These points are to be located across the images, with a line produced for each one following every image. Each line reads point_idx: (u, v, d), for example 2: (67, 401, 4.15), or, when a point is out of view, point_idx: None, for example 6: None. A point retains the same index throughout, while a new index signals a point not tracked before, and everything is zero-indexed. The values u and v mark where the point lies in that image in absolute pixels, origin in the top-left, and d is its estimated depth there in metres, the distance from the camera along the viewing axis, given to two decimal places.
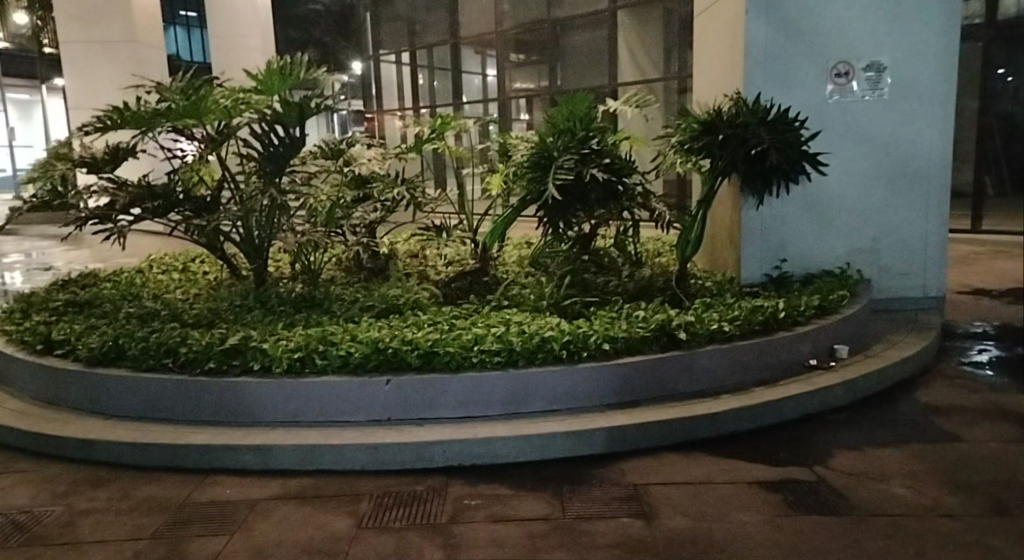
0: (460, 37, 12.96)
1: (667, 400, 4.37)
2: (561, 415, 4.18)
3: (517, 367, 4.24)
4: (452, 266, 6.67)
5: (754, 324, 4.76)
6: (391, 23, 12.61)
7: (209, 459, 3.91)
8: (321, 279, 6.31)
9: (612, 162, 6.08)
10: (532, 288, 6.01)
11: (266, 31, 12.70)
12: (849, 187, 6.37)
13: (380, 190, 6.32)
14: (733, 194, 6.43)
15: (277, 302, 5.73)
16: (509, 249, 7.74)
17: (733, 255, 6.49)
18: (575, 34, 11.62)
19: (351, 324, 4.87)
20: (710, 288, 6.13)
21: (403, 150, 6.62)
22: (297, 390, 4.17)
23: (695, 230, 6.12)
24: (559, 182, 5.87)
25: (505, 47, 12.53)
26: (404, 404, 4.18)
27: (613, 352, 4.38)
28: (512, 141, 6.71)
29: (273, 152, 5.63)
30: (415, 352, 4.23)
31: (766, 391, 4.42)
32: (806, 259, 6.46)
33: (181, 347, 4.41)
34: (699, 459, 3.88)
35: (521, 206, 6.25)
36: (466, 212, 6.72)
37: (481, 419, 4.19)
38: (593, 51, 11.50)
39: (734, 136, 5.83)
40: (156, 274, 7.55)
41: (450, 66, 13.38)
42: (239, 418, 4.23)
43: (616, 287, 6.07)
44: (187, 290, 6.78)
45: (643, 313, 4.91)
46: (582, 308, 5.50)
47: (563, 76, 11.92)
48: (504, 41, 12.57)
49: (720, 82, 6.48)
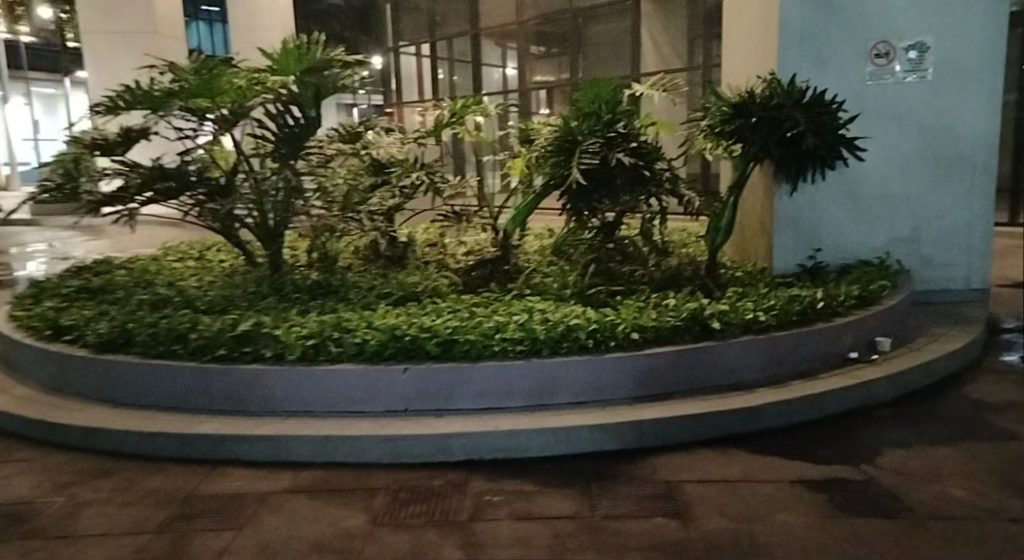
0: (480, 28, 12.32)
1: (700, 393, 4.12)
2: (587, 408, 3.96)
3: (541, 356, 4.02)
4: (473, 254, 6.46)
5: (792, 314, 4.50)
6: None
7: (217, 450, 3.73)
8: (337, 267, 6.13)
9: (640, 146, 5.84)
10: (555, 277, 5.79)
11: None
12: (889, 172, 6.08)
13: (398, 175, 6.13)
14: (766, 180, 6.16)
15: (292, 290, 5.55)
16: (531, 237, 7.52)
17: (764, 244, 6.24)
18: (597, 25, 11.36)
19: (367, 311, 4.68)
20: (741, 278, 5.87)
21: (422, 134, 6.41)
22: (310, 378, 3.97)
23: (726, 217, 5.86)
24: (584, 166, 5.66)
25: (526, 39, 12.15)
26: (421, 394, 3.97)
27: (642, 342, 4.15)
28: (536, 126, 6.48)
29: (288, 133, 5.52)
30: (434, 339, 4.01)
31: (804, 385, 4.17)
32: (842, 248, 6.18)
33: (191, 333, 4.22)
34: (736, 456, 3.64)
35: (545, 191, 6.04)
36: (487, 199, 6.51)
37: (502, 410, 3.97)
38: (617, 40, 11.22)
39: (768, 118, 5.56)
40: (170, 262, 7.40)
41: (471, 58, 12.82)
42: (250, 407, 4.04)
43: (643, 277, 5.82)
44: (201, 278, 6.63)
45: (674, 302, 4.67)
46: (607, 297, 5.29)
47: (585, 68, 11.51)
48: (525, 32, 12.09)
49: (753, 65, 6.21)
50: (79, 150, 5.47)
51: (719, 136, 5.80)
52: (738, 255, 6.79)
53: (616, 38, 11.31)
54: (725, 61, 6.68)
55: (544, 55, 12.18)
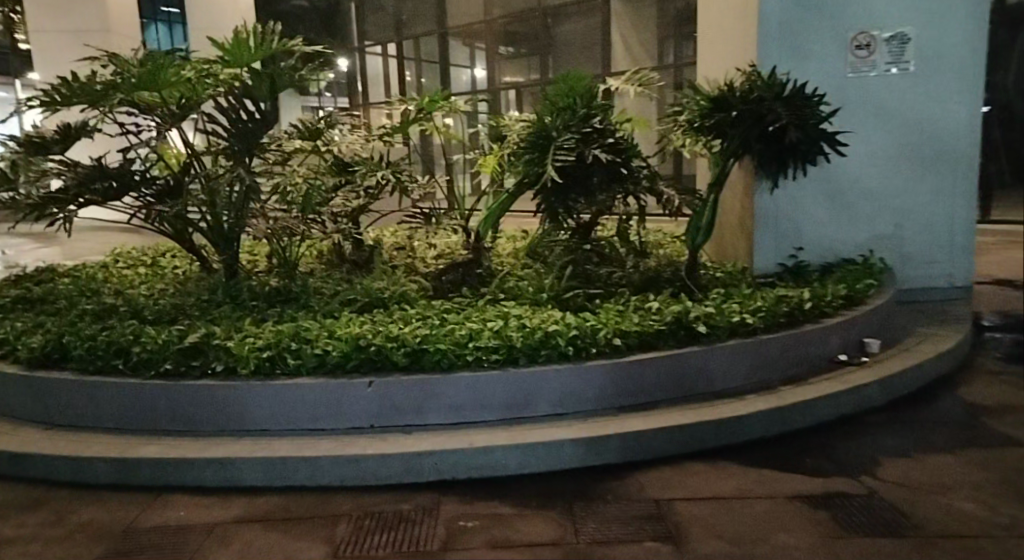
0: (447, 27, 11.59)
1: (686, 401, 3.87)
2: (567, 420, 3.68)
3: (517, 366, 3.74)
4: (443, 258, 6.18)
5: (780, 316, 4.26)
6: None
7: (162, 475, 3.39)
8: (298, 272, 5.79)
9: (616, 142, 5.59)
10: (529, 280, 5.53)
11: None
12: (871, 168, 5.90)
13: (362, 174, 5.82)
14: (745, 177, 5.95)
15: (249, 297, 5.21)
16: (502, 239, 7.24)
17: (744, 243, 6.02)
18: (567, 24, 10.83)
19: (329, 319, 4.37)
20: (723, 278, 5.66)
21: (386, 132, 6.10)
22: (266, 395, 3.65)
23: (706, 216, 5.64)
24: (559, 164, 5.41)
25: (492, 39, 11.45)
26: (388, 410, 3.66)
27: (625, 349, 3.89)
28: (507, 123, 6.21)
29: (240, 128, 5.10)
30: (401, 350, 3.73)
31: (796, 390, 3.93)
32: (824, 247, 5.99)
33: (134, 347, 3.88)
34: (728, 469, 3.39)
35: (518, 190, 5.80)
36: (456, 199, 6.21)
37: (476, 425, 3.68)
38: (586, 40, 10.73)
39: (748, 112, 5.35)
40: (121, 271, 7.00)
41: (437, 58, 12.14)
42: (201, 427, 3.71)
43: (621, 279, 5.58)
44: (153, 286, 6.25)
45: (656, 305, 4.42)
46: (585, 301, 5.09)
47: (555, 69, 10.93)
48: (493, 32, 11.46)
49: (728, 59, 6.00)
50: (13, 150, 5.10)
51: (697, 131, 5.59)
52: (716, 254, 6.58)
53: (586, 37, 10.75)
54: (700, 54, 6.46)
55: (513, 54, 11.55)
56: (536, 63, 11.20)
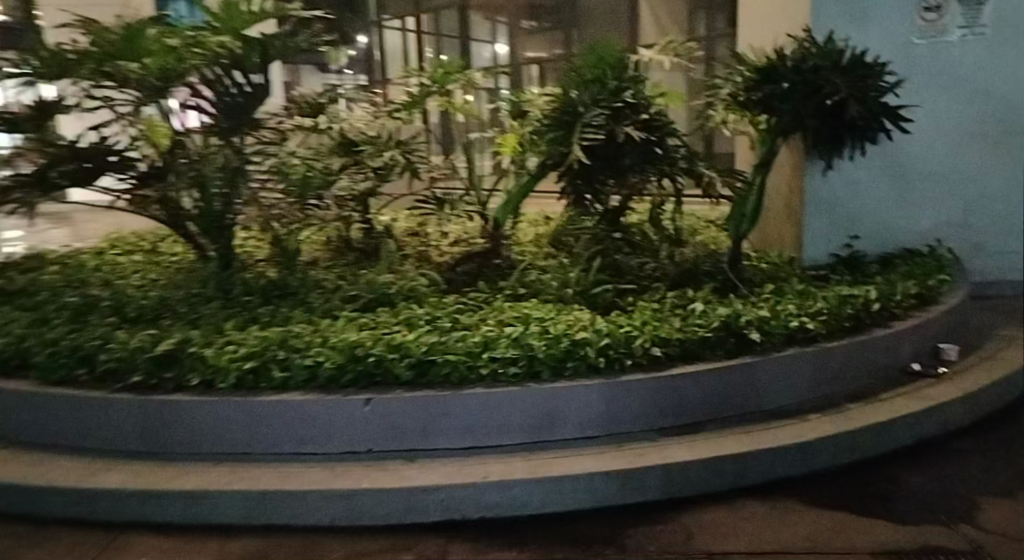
0: None
1: (738, 422, 3.30)
2: (598, 445, 3.14)
3: (539, 381, 3.20)
4: (460, 245, 5.69)
5: (844, 320, 3.66)
6: None
7: (123, 511, 2.90)
8: (299, 263, 5.27)
9: (650, 118, 5.03)
10: (553, 273, 5.03)
11: None
12: (937, 146, 5.28)
13: (370, 154, 5.32)
14: (794, 156, 5.33)
15: (243, 293, 4.71)
16: (524, 225, 6.73)
17: (792, 231, 5.42)
18: None
19: (324, 321, 3.84)
20: (769, 271, 5.08)
21: (396, 108, 5.55)
22: (248, 414, 3.13)
23: (752, 201, 5.03)
24: (586, 142, 4.90)
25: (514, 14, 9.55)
26: (389, 432, 3.14)
27: (665, 360, 3.33)
28: (530, 97, 5.65)
29: (229, 103, 4.63)
30: (405, 361, 3.20)
31: (866, 408, 3.35)
32: (882, 235, 5.37)
33: (100, 354, 3.37)
34: (792, 511, 2.84)
35: (541, 172, 5.24)
36: (474, 182, 5.65)
37: (492, 451, 3.15)
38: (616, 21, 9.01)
39: (802, 83, 4.73)
40: (116, 258, 6.52)
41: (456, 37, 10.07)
42: (173, 449, 3.20)
43: (656, 273, 5.07)
44: (144, 276, 5.77)
45: (700, 307, 3.84)
46: (615, 298, 4.63)
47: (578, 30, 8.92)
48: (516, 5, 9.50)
49: (775, 25, 5.37)
50: None
51: (743, 106, 4.97)
52: (759, 244, 5.97)
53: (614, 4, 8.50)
54: (740, 22, 5.87)
55: (538, 30, 9.40)
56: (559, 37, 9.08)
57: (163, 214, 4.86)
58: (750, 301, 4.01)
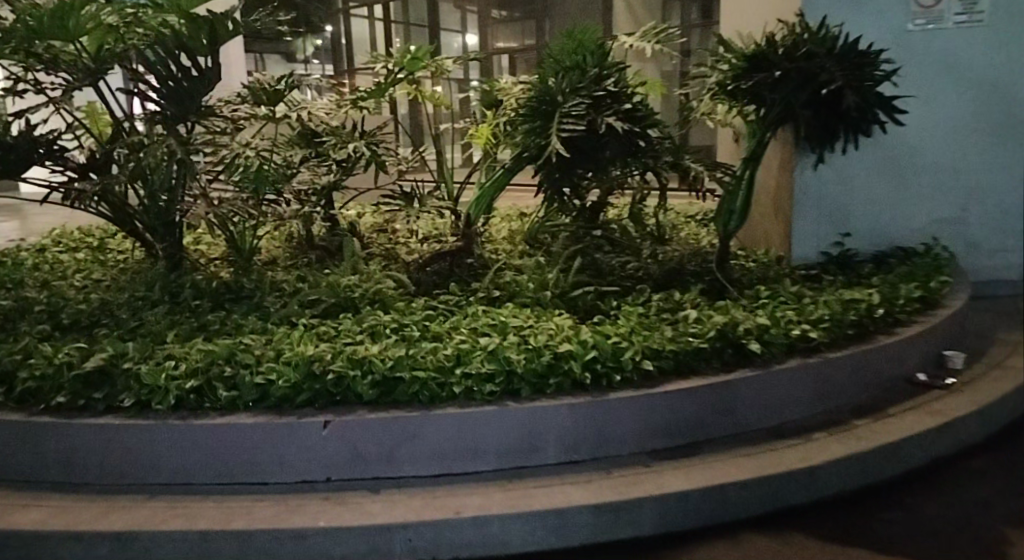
0: None
1: (737, 442, 3.00)
2: (584, 472, 2.81)
3: (518, 399, 2.87)
4: (429, 244, 5.36)
5: (849, 327, 3.36)
6: None
7: (42, 555, 2.52)
8: (256, 264, 4.88)
9: (633, 108, 4.70)
10: (528, 273, 4.72)
11: None
12: (933, 139, 5.04)
13: (332, 146, 5.03)
14: (783, 149, 5.05)
15: (192, 297, 4.31)
16: (497, 222, 6.42)
17: (780, 228, 5.16)
18: None
19: (280, 331, 3.48)
20: (758, 272, 4.80)
21: (360, 96, 5.17)
22: (188, 440, 2.76)
23: (741, 197, 4.74)
24: (565, 135, 4.55)
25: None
26: (349, 458, 2.78)
27: (657, 375, 3.02)
28: (503, 86, 5.33)
29: (173, 88, 4.09)
30: (367, 378, 2.85)
31: (875, 425, 3.07)
32: (876, 232, 5.12)
33: (21, 372, 2.97)
34: (802, 546, 2.55)
35: (516, 166, 4.90)
36: (444, 176, 5.29)
37: (466, 478, 2.81)
38: None
39: (795, 71, 4.45)
40: (59, 256, 6.07)
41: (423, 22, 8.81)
42: (103, 479, 2.82)
43: (639, 274, 4.77)
44: (87, 276, 5.33)
45: (691, 314, 3.53)
46: (597, 300, 4.33)
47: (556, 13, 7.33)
48: None
49: (762, 10, 5.09)
50: None
51: (732, 95, 4.67)
52: (746, 241, 5.70)
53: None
54: (724, 7, 5.58)
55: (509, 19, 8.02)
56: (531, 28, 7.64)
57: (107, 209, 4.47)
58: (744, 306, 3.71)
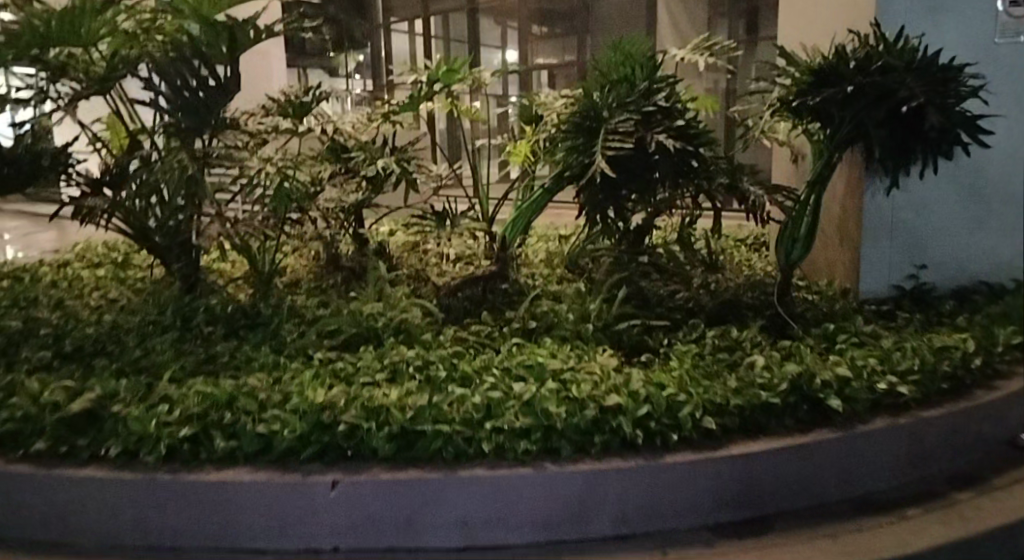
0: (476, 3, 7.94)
1: (813, 516, 2.57)
2: (634, 549, 2.41)
3: (558, 460, 2.48)
4: (463, 267, 5.00)
5: (941, 382, 2.92)
6: None
7: None
8: (277, 287, 4.56)
9: (687, 125, 4.30)
10: (569, 303, 4.32)
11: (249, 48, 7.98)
12: (1009, 159, 4.69)
13: (361, 162, 4.69)
14: (851, 172, 4.60)
15: (204, 322, 3.99)
16: (534, 243, 6.04)
17: (846, 258, 4.70)
18: None
19: (292, 368, 3.13)
20: (823, 306, 4.34)
21: (392, 110, 4.83)
22: (179, 499, 2.41)
23: (806, 224, 4.28)
24: (611, 152, 4.14)
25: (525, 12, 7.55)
26: (361, 525, 2.41)
27: (719, 434, 2.61)
28: (544, 100, 4.96)
29: (188, 99, 3.81)
30: (384, 431, 2.48)
31: (977, 500, 2.62)
32: (952, 263, 4.68)
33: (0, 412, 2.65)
34: None
35: (556, 186, 4.54)
36: (480, 195, 4.93)
37: (496, 552, 2.42)
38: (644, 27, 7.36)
39: (870, 86, 4.02)
40: (77, 272, 5.82)
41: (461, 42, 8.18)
42: (83, 539, 2.48)
43: (691, 306, 4.35)
44: (101, 295, 5.05)
45: (755, 360, 3.11)
46: (645, 335, 3.92)
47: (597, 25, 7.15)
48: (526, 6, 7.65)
49: (828, 21, 4.66)
50: None
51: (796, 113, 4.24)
52: (806, 271, 5.23)
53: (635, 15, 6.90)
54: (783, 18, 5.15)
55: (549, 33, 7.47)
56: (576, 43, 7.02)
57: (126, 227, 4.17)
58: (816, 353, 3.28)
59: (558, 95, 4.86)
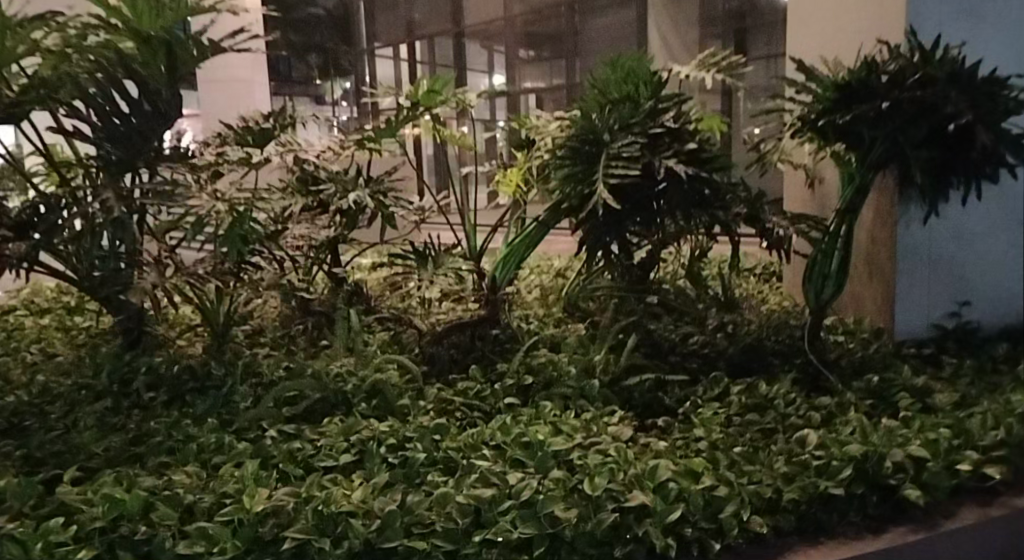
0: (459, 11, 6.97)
1: None
2: None
3: None
4: (450, 308, 4.44)
5: None
6: None
7: None
8: (235, 338, 3.98)
9: (698, 148, 3.78)
10: (571, 352, 3.78)
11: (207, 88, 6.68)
12: None
13: (331, 195, 4.08)
14: (880, 198, 4.08)
15: (144, 387, 3.40)
16: (528, 277, 5.50)
17: (877, 294, 4.17)
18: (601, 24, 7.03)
19: (239, 454, 2.58)
20: (857, 351, 3.81)
21: (367, 137, 4.24)
22: None
23: (837, 259, 3.77)
24: (614, 181, 3.63)
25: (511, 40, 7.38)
26: None
27: (763, 540, 2.15)
28: (536, 122, 4.44)
29: (115, 127, 3.32)
30: (341, 548, 2.04)
31: None
32: (992, 296, 4.24)
33: None
34: None
35: (551, 218, 3.99)
36: (466, 226, 4.37)
37: None
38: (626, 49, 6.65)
39: (908, 102, 3.50)
40: (14, 317, 5.17)
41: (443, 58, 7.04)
42: None
43: (708, 353, 3.79)
44: (34, 348, 4.43)
45: (799, 434, 2.58)
46: (660, 391, 3.37)
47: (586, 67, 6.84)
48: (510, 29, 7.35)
49: (851, 31, 4.16)
50: None
51: (822, 134, 3.74)
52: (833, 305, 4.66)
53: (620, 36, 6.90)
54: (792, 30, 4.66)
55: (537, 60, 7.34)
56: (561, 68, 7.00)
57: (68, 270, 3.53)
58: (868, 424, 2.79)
59: (553, 117, 4.33)
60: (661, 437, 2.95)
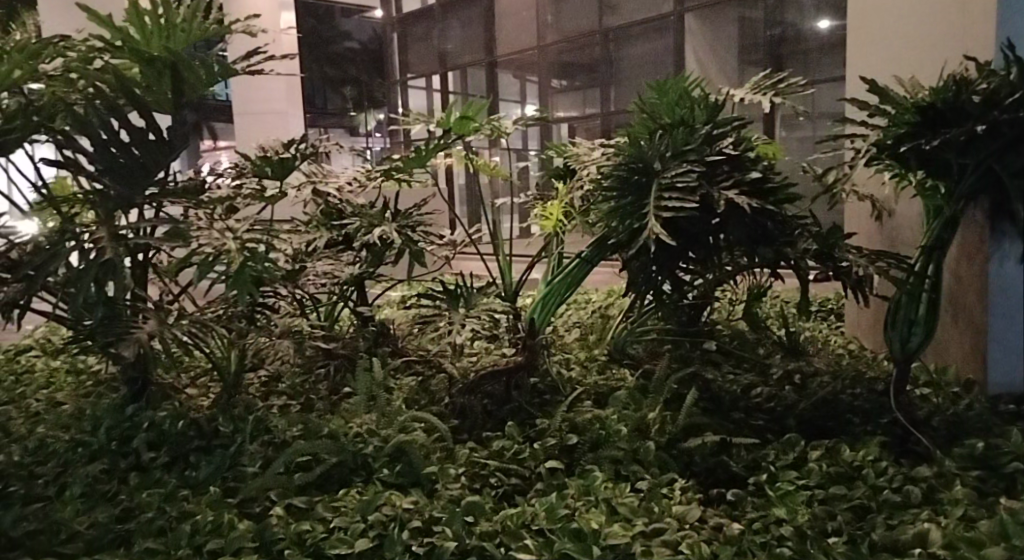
0: (498, 56, 9.09)
1: None
2: None
3: None
4: (484, 351, 4.01)
5: None
6: (420, 47, 9.91)
7: None
8: (246, 388, 3.59)
9: (764, 177, 3.29)
10: (618, 406, 3.33)
11: (279, 100, 8.10)
12: None
13: (355, 230, 3.76)
14: (970, 234, 3.55)
15: (145, 446, 3.05)
16: (568, 313, 5.09)
17: (970, 341, 3.62)
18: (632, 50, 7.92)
19: (249, 541, 2.34)
20: (948, 407, 3.30)
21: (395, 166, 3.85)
22: None
23: (926, 304, 3.18)
24: (668, 214, 3.15)
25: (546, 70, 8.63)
26: None
27: None
28: (577, 150, 4.04)
29: (115, 157, 2.97)
30: None
31: None
32: None
33: None
34: None
35: (595, 254, 3.53)
36: (500, 259, 3.90)
37: None
38: (657, 66, 7.70)
39: (1008, 125, 2.85)
40: (21, 353, 4.83)
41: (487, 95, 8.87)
42: None
43: (775, 408, 3.33)
44: (30, 389, 4.04)
45: (876, 537, 2.34)
46: (724, 451, 2.92)
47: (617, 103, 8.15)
48: (547, 62, 8.66)
49: (933, 46, 3.66)
50: None
51: (903, 161, 3.09)
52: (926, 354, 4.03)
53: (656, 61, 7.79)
54: (860, 54, 4.17)
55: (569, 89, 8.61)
56: (596, 97, 8.28)
57: (64, 308, 3.23)
58: (966, 513, 2.46)
59: (600, 142, 3.93)
60: (731, 518, 2.53)
